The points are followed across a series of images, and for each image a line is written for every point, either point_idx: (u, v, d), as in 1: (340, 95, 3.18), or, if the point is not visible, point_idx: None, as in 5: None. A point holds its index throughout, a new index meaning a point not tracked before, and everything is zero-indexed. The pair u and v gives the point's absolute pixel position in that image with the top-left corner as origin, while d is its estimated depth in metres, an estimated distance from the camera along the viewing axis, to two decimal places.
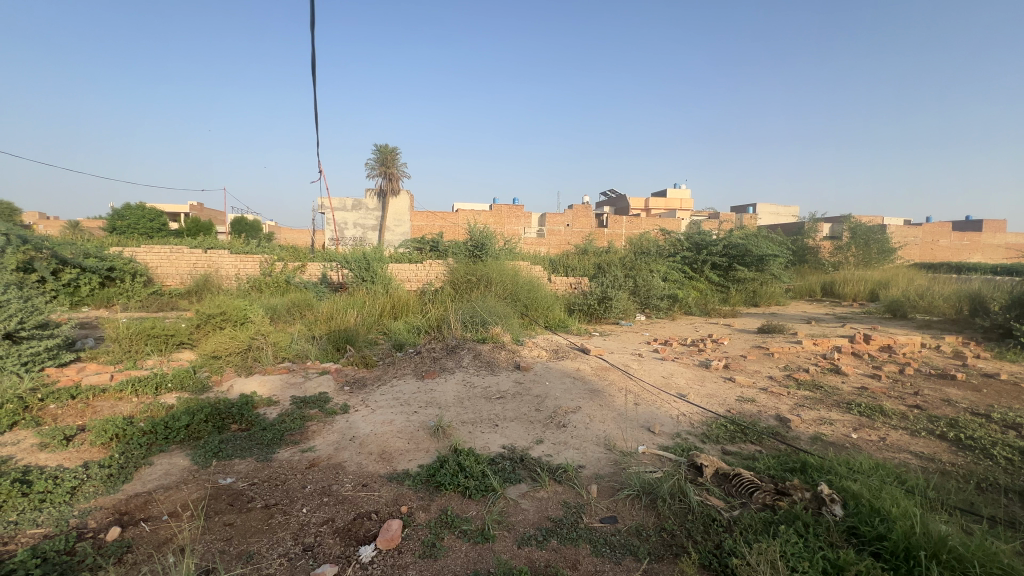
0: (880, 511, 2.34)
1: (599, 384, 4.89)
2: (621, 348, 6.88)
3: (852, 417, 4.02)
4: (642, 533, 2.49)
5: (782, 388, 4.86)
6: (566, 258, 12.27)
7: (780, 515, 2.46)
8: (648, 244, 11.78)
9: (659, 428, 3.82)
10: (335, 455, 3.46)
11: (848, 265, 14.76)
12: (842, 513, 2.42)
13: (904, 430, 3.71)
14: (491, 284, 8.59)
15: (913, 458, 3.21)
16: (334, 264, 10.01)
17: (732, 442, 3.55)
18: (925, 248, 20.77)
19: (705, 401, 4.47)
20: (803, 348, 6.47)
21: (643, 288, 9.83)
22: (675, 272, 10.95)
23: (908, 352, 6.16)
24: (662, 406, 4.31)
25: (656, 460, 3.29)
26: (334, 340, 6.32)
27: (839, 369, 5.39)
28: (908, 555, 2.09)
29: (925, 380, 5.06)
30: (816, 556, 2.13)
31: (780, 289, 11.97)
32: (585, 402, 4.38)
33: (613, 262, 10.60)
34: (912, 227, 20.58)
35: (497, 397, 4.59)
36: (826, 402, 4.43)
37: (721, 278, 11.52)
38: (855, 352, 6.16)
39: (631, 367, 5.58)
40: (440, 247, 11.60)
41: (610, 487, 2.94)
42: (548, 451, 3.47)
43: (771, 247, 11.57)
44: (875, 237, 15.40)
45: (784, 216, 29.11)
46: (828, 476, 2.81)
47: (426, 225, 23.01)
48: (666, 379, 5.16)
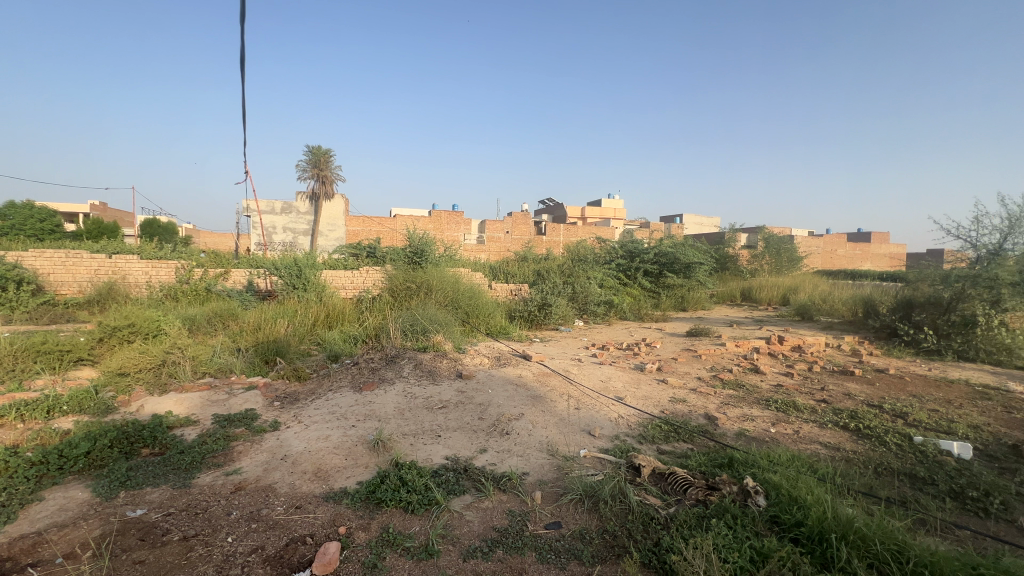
0: (797, 499, 2.54)
1: (541, 390, 4.94)
2: (561, 353, 7.02)
3: (771, 412, 4.37)
4: (586, 536, 2.54)
5: (709, 387, 5.19)
6: (506, 266, 12.35)
7: (711, 509, 2.61)
8: (586, 252, 12.15)
9: (599, 431, 3.93)
10: (264, 476, 3.22)
11: (762, 272, 16.13)
12: (765, 503, 2.61)
13: (814, 422, 4.08)
14: (431, 291, 8.45)
15: (822, 449, 3.53)
16: (261, 270, 9.40)
17: (666, 442, 3.73)
18: (825, 257, 23.21)
19: (640, 403, 4.66)
20: (726, 349, 6.96)
21: (581, 295, 10.13)
22: (610, 279, 11.40)
23: (814, 351, 6.82)
24: (601, 410, 4.44)
25: (598, 463, 3.37)
26: (262, 352, 5.92)
27: (758, 369, 5.86)
28: (821, 538, 2.29)
29: (830, 376, 5.61)
30: (744, 546, 2.27)
31: (706, 294, 12.65)
32: (527, 409, 4.42)
33: (552, 270, 10.85)
34: (814, 238, 22.96)
35: (439, 407, 4.51)
36: (748, 399, 4.78)
37: (652, 285, 12.16)
38: (771, 353, 6.72)
39: (571, 373, 5.70)
40: (377, 254, 11.25)
41: (553, 493, 2.97)
42: (492, 460, 3.46)
43: (697, 255, 12.39)
44: (785, 246, 16.99)
45: (706, 226, 31.39)
46: (752, 470, 3.02)
47: (363, 230, 22.28)
48: (605, 383, 5.33)
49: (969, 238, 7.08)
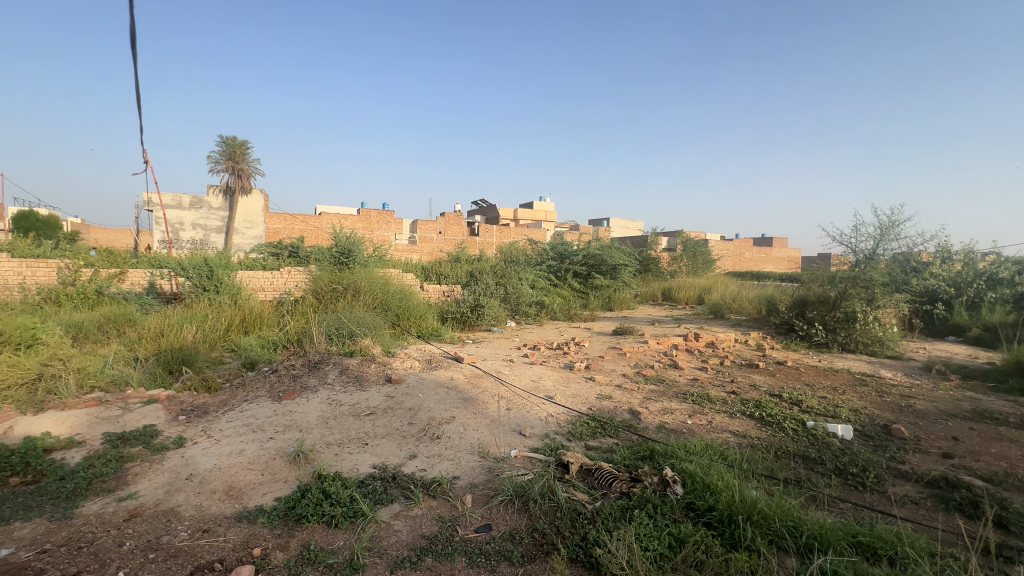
0: (709, 486, 2.74)
1: (472, 392, 4.92)
2: (493, 354, 7.04)
3: (688, 405, 4.69)
4: (516, 536, 2.56)
5: (633, 383, 5.45)
6: (438, 268, 12.17)
7: (634, 500, 2.74)
8: (518, 253, 12.29)
9: (530, 431, 3.99)
10: (166, 500, 2.91)
11: (681, 273, 17.26)
12: (682, 491, 2.79)
13: (725, 413, 4.43)
14: (359, 293, 8.13)
15: (731, 437, 3.84)
16: (165, 270, 8.51)
17: (593, 438, 3.86)
18: (734, 259, 25.33)
19: (569, 401, 4.79)
20: (649, 347, 7.35)
21: (513, 295, 10.21)
22: (541, 280, 11.63)
23: (725, 346, 7.41)
24: (532, 409, 4.51)
25: (528, 462, 3.42)
26: (165, 361, 5.35)
27: (677, 364, 6.25)
28: (730, 521, 2.48)
29: (738, 369, 6.12)
30: (664, 533, 2.41)
31: (630, 294, 13.31)
32: (459, 411, 4.38)
33: (485, 271, 10.85)
34: (725, 242, 24.97)
35: (367, 413, 4.34)
36: (668, 393, 5.09)
37: (581, 285, 12.58)
38: (688, 349, 7.20)
39: (503, 373, 5.73)
40: (300, 254, 10.62)
41: (484, 495, 2.97)
42: (422, 466, 3.38)
43: (622, 257, 13.00)
44: (700, 249, 18.31)
45: (631, 229, 33.04)
46: (670, 460, 3.21)
47: (284, 228, 20.92)
48: (536, 382, 5.42)
49: (850, 244, 8.07)
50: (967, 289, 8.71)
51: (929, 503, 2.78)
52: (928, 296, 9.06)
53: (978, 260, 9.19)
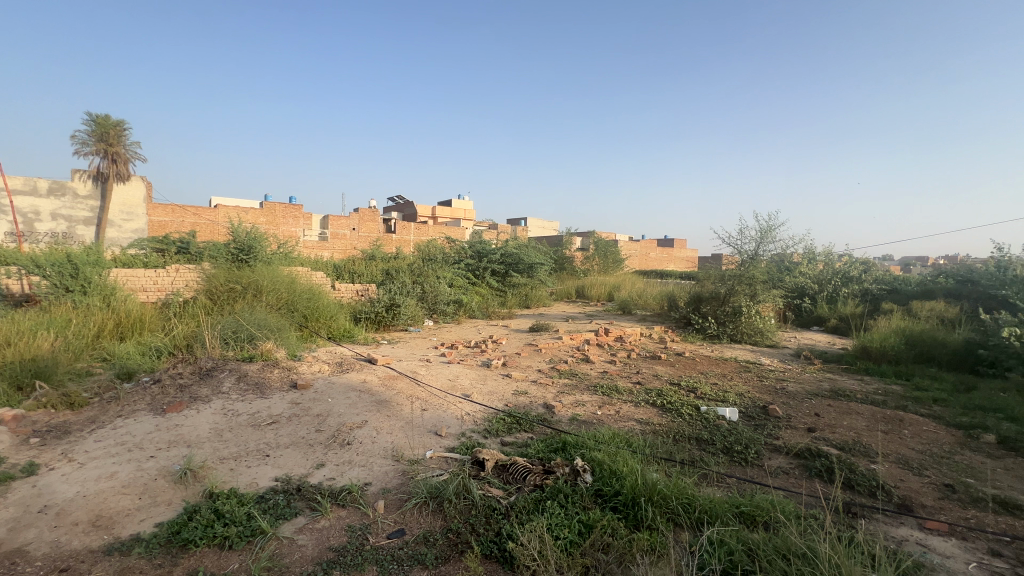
0: (616, 472, 2.90)
1: (386, 395, 4.75)
2: (409, 354, 6.88)
3: (598, 397, 4.93)
4: (430, 539, 2.52)
5: (548, 378, 5.62)
6: (351, 266, 11.61)
7: (547, 491, 2.82)
8: (436, 252, 12.11)
9: (446, 430, 3.95)
10: (11, 539, 2.46)
11: (593, 271, 18.13)
12: (591, 479, 2.93)
13: (631, 402, 4.72)
14: (261, 293, 7.50)
15: (637, 425, 4.10)
16: (13, 268, 7.20)
17: (509, 433, 3.92)
18: (641, 259, 27.14)
19: (486, 399, 4.82)
20: (563, 342, 7.63)
21: (430, 294, 10.04)
22: (460, 278, 11.56)
23: (632, 340, 7.91)
24: (448, 409, 4.47)
25: (443, 462, 3.38)
26: (12, 375, 4.52)
27: (588, 358, 6.56)
28: (634, 503, 2.65)
29: (643, 361, 6.57)
30: (574, 521, 2.50)
31: (546, 292, 13.72)
32: (371, 415, 4.21)
33: (401, 269, 10.55)
34: (633, 243, 26.65)
35: (268, 423, 4.02)
36: (580, 386, 5.31)
37: (499, 284, 12.72)
38: (599, 344, 7.58)
39: (419, 374, 5.61)
40: (190, 250, 9.56)
41: (397, 499, 2.88)
42: (330, 474, 3.20)
43: (538, 256, 13.36)
44: (611, 249, 19.35)
45: (547, 229, 34.05)
46: (581, 450, 3.36)
47: (171, 221, 18.67)
48: (452, 381, 5.38)
49: (736, 246, 9.01)
50: (827, 285, 10.11)
51: (797, 471, 3.19)
52: (798, 292, 10.39)
53: (835, 260, 10.71)
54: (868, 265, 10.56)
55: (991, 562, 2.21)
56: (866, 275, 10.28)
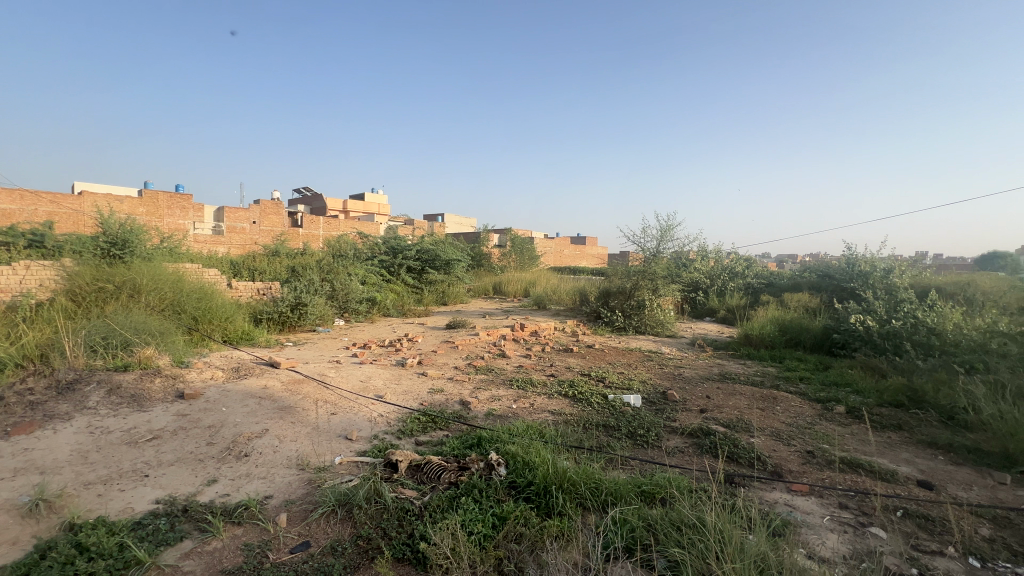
0: (528, 462, 2.98)
1: (291, 400, 4.44)
2: (317, 356, 6.49)
3: (513, 391, 5.03)
4: (338, 548, 2.40)
5: (464, 375, 5.62)
6: (250, 263, 10.66)
7: (462, 488, 2.82)
8: (347, 248, 11.52)
9: (357, 434, 3.79)
10: None
11: (510, 268, 18.40)
12: (505, 472, 2.98)
13: (544, 394, 4.87)
14: (139, 293, 6.62)
15: (550, 416, 4.23)
16: None
17: (424, 433, 3.85)
18: (555, 256, 28.08)
19: (400, 399, 4.70)
20: (480, 338, 7.66)
21: (341, 292, 9.54)
22: (373, 275, 11.11)
23: (547, 334, 8.16)
24: (359, 411, 4.29)
25: (353, 467, 3.24)
26: None
27: (504, 353, 6.65)
28: (545, 492, 2.74)
29: (557, 354, 6.80)
30: (488, 515, 2.53)
31: (464, 288, 13.67)
32: (273, 423, 3.92)
33: (308, 265, 9.90)
34: (548, 240, 27.46)
35: (148, 439, 3.57)
36: (496, 382, 5.37)
37: (415, 281, 12.43)
38: (515, 339, 7.72)
39: (328, 376, 5.32)
40: (46, 245, 8.16)
41: (302, 511, 2.71)
42: (224, 490, 2.93)
43: (455, 253, 13.27)
44: (527, 246, 19.76)
45: (465, 227, 33.94)
46: (496, 444, 3.40)
47: (19, 210, 15.79)
48: (364, 382, 5.17)
49: (640, 244, 9.65)
50: (717, 280, 11.22)
51: (691, 450, 3.50)
52: (693, 286, 11.40)
53: (724, 257, 11.89)
54: (749, 261, 11.87)
55: (840, 513, 2.60)
56: (748, 270, 11.56)
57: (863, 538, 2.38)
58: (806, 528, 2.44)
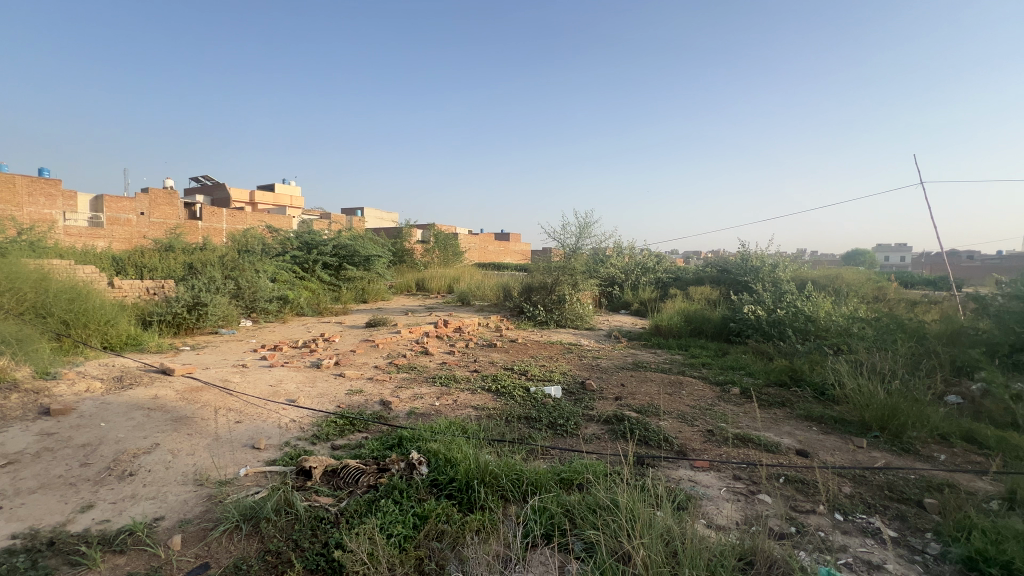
0: (451, 459, 2.96)
1: (187, 410, 4.02)
2: (220, 361, 5.93)
3: (436, 388, 4.96)
4: (243, 566, 2.22)
5: (385, 374, 5.45)
6: (137, 259, 9.48)
7: (381, 490, 2.74)
8: (254, 243, 10.64)
9: (265, 442, 3.53)
10: None
11: (433, 264, 18.12)
12: (426, 471, 2.94)
13: (468, 390, 4.87)
14: None
15: (473, 412, 4.24)
16: None
17: (341, 436, 3.68)
18: (479, 251, 28.13)
19: (315, 402, 4.44)
20: (402, 336, 7.47)
21: (247, 290, 8.80)
22: (284, 272, 10.38)
23: (471, 330, 8.15)
24: (268, 418, 4.00)
25: (261, 478, 3.01)
26: None
27: (427, 351, 6.54)
28: (467, 487, 2.75)
29: (480, 350, 6.82)
30: (408, 515, 2.48)
31: (385, 285, 13.23)
32: (166, 436, 3.52)
33: (208, 261, 9.00)
34: (472, 236, 27.42)
35: (3, 464, 3.05)
36: (418, 379, 5.27)
37: (332, 277, 11.81)
38: (438, 336, 7.62)
39: (232, 382, 4.89)
40: None
41: (200, 530, 2.47)
42: (104, 516, 2.58)
43: (375, 249, 12.84)
44: (451, 242, 19.56)
45: (386, 222, 32.87)
46: (417, 443, 3.34)
47: None
48: (274, 387, 4.82)
49: (560, 240, 9.95)
50: (631, 275, 11.89)
51: (606, 435, 3.68)
52: (610, 281, 11.99)
53: (637, 253, 12.64)
54: (659, 257, 12.73)
55: (734, 484, 2.88)
56: (658, 266, 12.40)
57: (752, 504, 2.66)
58: (706, 500, 2.68)
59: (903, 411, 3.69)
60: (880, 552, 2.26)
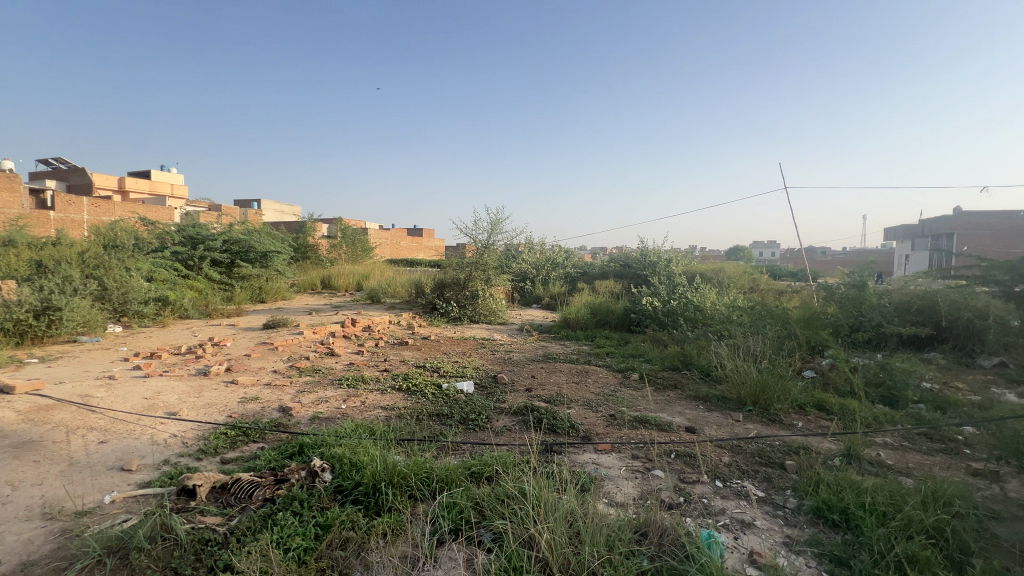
0: (356, 463, 2.84)
1: (34, 434, 3.42)
2: (79, 373, 5.11)
3: (342, 390, 4.72)
4: None
5: (285, 378, 5.07)
6: None
7: (279, 503, 2.55)
8: (124, 236, 9.29)
9: (139, 462, 3.11)
10: None
11: (340, 261, 17.20)
12: (330, 478, 2.79)
13: (377, 391, 4.70)
14: None
15: (383, 412, 4.10)
16: None
17: (233, 448, 3.36)
18: (391, 247, 27.28)
19: (201, 413, 4.01)
20: (304, 337, 7.00)
21: (116, 290, 7.67)
22: (164, 270, 9.20)
23: (381, 328, 7.88)
24: (142, 435, 3.53)
25: (132, 503, 2.65)
26: None
27: (333, 351, 6.20)
28: (374, 491, 2.65)
29: (391, 348, 6.61)
30: (309, 526, 2.34)
31: (286, 283, 12.29)
32: (4, 466, 2.96)
33: (63, 258, 7.70)
34: (383, 232, 26.46)
35: None
36: (322, 382, 4.98)
37: (223, 276, 10.71)
38: (346, 336, 7.26)
39: (95, 397, 4.24)
40: None
41: (51, 571, 2.12)
42: None
43: (274, 244, 11.90)
44: (359, 237, 18.68)
45: (287, 216, 30.54)
46: (320, 450, 3.16)
47: None
48: (150, 399, 4.26)
49: (473, 236, 9.96)
50: (542, 271, 12.26)
51: (516, 427, 3.77)
52: (522, 276, 12.26)
53: (547, 249, 13.07)
54: (568, 253, 13.28)
55: (632, 463, 3.10)
56: (567, 261, 12.92)
57: (647, 480, 2.89)
58: (607, 480, 2.85)
59: (770, 387, 4.23)
60: (751, 511, 2.57)
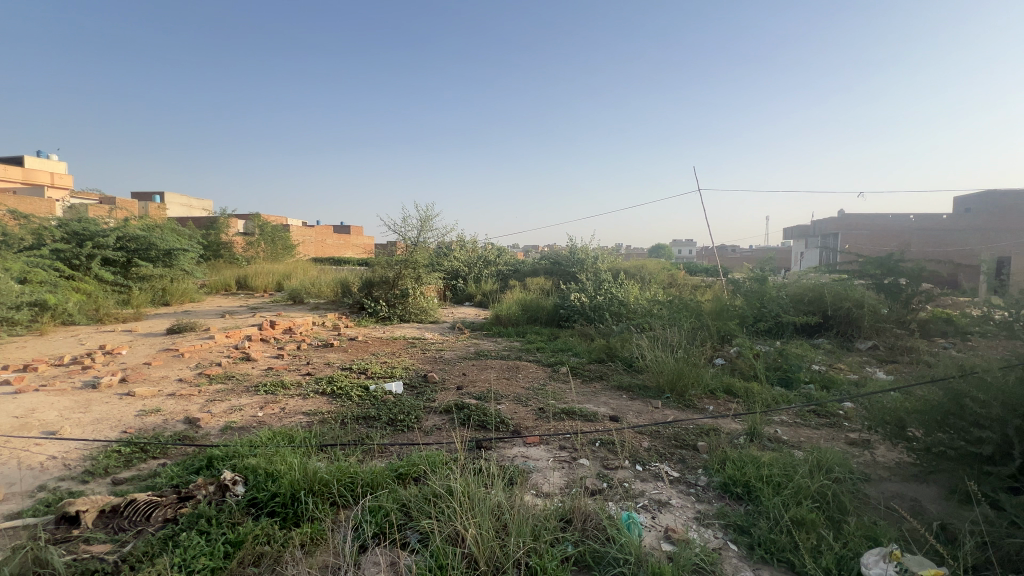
0: (272, 473, 2.66)
1: None
2: None
3: (259, 397, 4.41)
4: None
5: (192, 387, 4.64)
6: None
7: (182, 522, 2.33)
8: None
9: (5, 491, 2.70)
10: None
11: (258, 259, 16.04)
12: (243, 491, 2.61)
13: (297, 396, 4.44)
14: None
15: (303, 418, 3.88)
16: None
17: (128, 467, 3.03)
18: (316, 245, 25.91)
19: (88, 431, 3.56)
20: (215, 342, 6.44)
21: None
22: (41, 270, 8.05)
23: (303, 330, 7.45)
24: (12, 459, 3.07)
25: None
26: None
27: (249, 356, 5.77)
28: (293, 501, 2.50)
29: (314, 351, 6.28)
30: (217, 544, 2.16)
31: (194, 283, 11.24)
32: None
33: None
34: (306, 228, 25.03)
35: None
36: (236, 390, 4.61)
37: (117, 276, 9.58)
38: (263, 339, 6.78)
39: None
40: None
41: None
42: None
43: (179, 241, 10.83)
44: (280, 234, 17.49)
45: (196, 209, 27.95)
46: (231, 462, 2.93)
47: None
48: (22, 418, 3.71)
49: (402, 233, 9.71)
50: (473, 269, 12.24)
51: (446, 425, 3.73)
52: (454, 274, 12.15)
53: (479, 246, 13.06)
54: (500, 250, 13.35)
55: (559, 453, 3.19)
56: (499, 259, 12.99)
57: (573, 468, 2.99)
58: (535, 471, 2.91)
59: (685, 374, 4.52)
60: (667, 490, 2.74)
